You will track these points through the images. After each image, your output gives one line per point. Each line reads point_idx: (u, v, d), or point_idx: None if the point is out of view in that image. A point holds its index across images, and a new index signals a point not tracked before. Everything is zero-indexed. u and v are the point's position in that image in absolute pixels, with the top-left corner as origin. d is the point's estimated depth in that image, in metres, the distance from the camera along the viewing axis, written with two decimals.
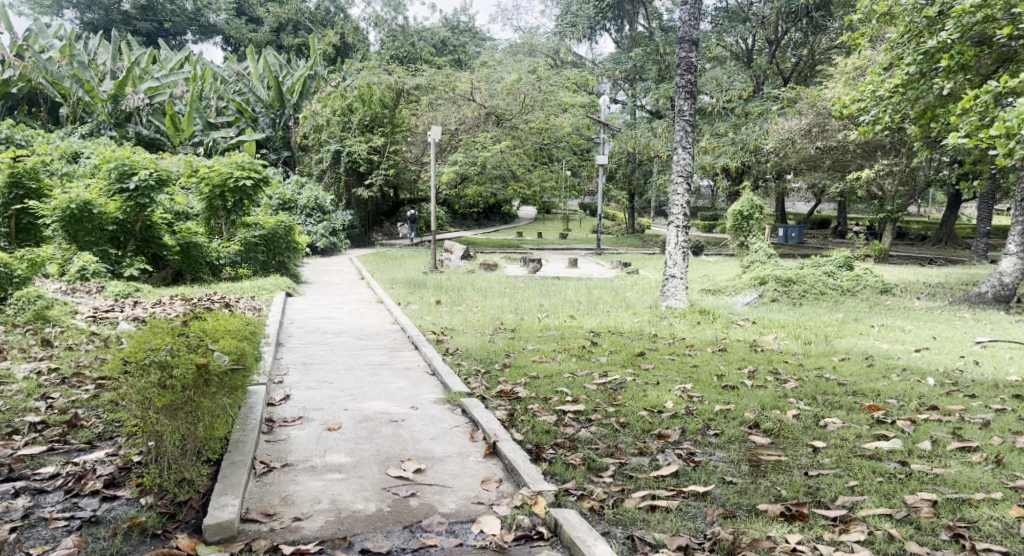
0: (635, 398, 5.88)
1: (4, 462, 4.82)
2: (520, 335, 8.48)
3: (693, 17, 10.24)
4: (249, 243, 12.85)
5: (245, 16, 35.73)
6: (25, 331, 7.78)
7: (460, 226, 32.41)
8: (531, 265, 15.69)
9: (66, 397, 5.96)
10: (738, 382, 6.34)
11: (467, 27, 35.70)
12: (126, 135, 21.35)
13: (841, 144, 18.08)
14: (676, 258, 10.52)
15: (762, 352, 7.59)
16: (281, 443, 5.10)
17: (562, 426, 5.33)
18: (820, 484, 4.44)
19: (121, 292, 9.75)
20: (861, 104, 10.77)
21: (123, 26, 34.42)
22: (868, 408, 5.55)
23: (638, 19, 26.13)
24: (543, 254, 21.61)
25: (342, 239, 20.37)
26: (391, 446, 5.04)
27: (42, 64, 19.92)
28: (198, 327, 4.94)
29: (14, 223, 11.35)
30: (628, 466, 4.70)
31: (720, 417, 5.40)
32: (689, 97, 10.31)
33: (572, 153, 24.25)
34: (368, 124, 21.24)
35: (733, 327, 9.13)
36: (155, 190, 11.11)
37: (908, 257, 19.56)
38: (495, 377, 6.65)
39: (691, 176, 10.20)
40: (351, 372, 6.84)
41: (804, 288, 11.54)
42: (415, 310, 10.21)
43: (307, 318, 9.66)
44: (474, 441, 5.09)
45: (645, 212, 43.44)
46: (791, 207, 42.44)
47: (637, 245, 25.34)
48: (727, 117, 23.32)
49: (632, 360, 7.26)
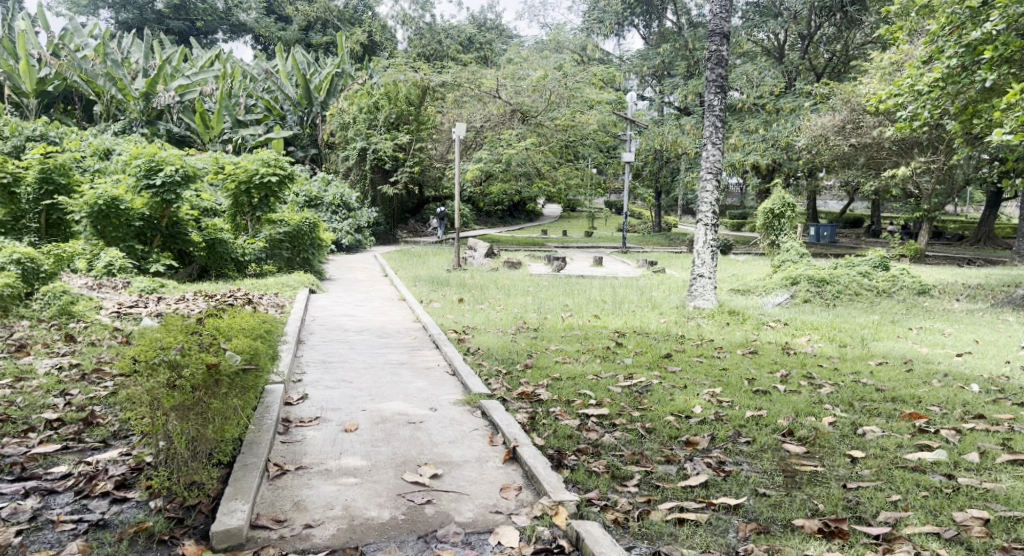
0: (661, 402, 5.66)
1: (17, 461, 4.74)
2: (543, 335, 8.29)
3: (724, 10, 9.96)
4: (274, 240, 12.76)
5: (275, 14, 35.90)
6: (50, 326, 7.74)
7: (485, 224, 32.29)
8: (556, 264, 15.49)
9: (85, 394, 5.86)
10: (770, 387, 6.09)
11: (494, 25, 35.51)
12: (157, 133, 21.47)
13: (876, 141, 17.63)
14: (705, 257, 10.25)
15: (795, 355, 7.33)
16: (297, 445, 4.96)
17: (585, 431, 5.13)
18: (859, 498, 4.20)
19: (146, 288, 9.71)
20: (898, 100, 10.43)
21: (157, 26, 34.73)
22: (909, 415, 5.28)
23: (667, 15, 25.77)
24: (569, 252, 21.38)
25: (368, 236, 20.28)
26: (407, 449, 4.89)
27: (76, 62, 20.09)
28: (212, 325, 4.81)
29: (44, 219, 11.40)
30: (654, 474, 4.48)
31: (751, 424, 5.16)
32: (719, 91, 10.04)
33: (598, 151, 23.98)
34: (394, 122, 21.29)
35: (765, 329, 8.85)
36: (181, 186, 11.08)
37: (946, 257, 19.03)
38: (516, 378, 6.46)
39: (720, 174, 9.92)
40: (370, 371, 6.69)
41: (838, 289, 11.21)
42: (437, 308, 10.05)
43: (329, 315, 9.54)
44: (493, 445, 4.91)
45: (672, 211, 43.01)
46: (822, 206, 41.71)
47: (664, 244, 24.94)
48: (757, 113, 22.90)
49: (658, 362, 7.04)
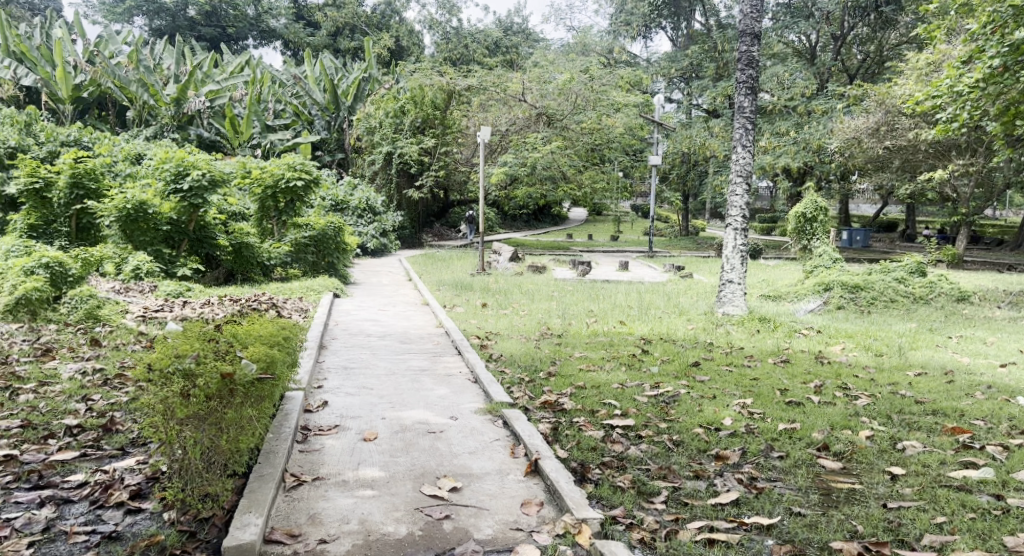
0: (689, 413, 5.48)
1: (35, 468, 4.68)
2: (567, 341, 8.14)
3: (755, 10, 9.74)
4: (299, 243, 12.69)
5: (304, 20, 36.16)
6: (76, 331, 7.73)
7: (511, 228, 32.20)
8: (582, 268, 15.33)
9: (106, 400, 5.81)
10: (804, 398, 5.87)
11: (521, 29, 35.28)
12: (188, 138, 21.65)
13: (913, 143, 17.22)
14: (734, 262, 10.01)
15: (829, 365, 7.10)
16: (315, 454, 4.86)
17: (610, 443, 4.96)
18: (901, 519, 3.99)
19: (173, 292, 9.70)
20: (936, 101, 10.15)
21: (189, 32, 35.12)
22: (951, 430, 5.05)
23: (695, 17, 25.50)
24: (594, 256, 21.13)
25: (393, 240, 20.24)
26: (427, 460, 4.76)
27: (111, 69, 20.32)
28: (230, 333, 4.73)
29: (74, 223, 11.50)
30: (682, 491, 4.30)
31: (784, 437, 4.96)
32: (750, 93, 9.82)
33: (625, 154, 23.74)
34: (420, 126, 21.16)
35: (797, 337, 8.61)
36: (208, 190, 11.06)
37: (984, 262, 18.55)
38: (540, 386, 6.31)
39: (750, 177, 9.69)
40: (391, 378, 6.58)
41: (873, 295, 10.93)
42: (461, 313, 9.93)
43: (352, 320, 9.46)
44: (515, 457, 4.77)
45: (700, 215, 42.57)
46: (855, 210, 40.95)
47: (692, 248, 24.65)
48: (788, 115, 22.55)
49: (686, 371, 6.84)
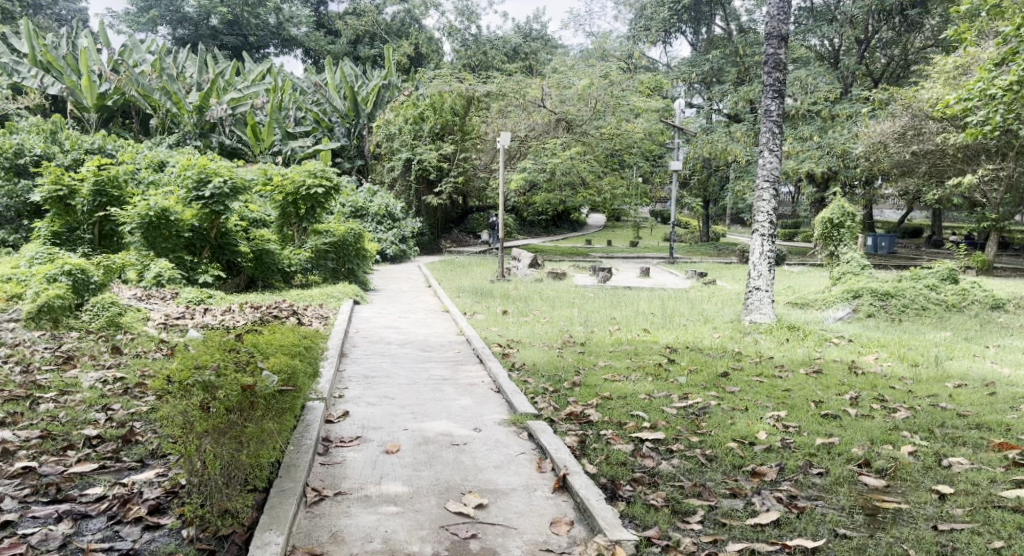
0: (722, 426, 5.30)
1: (53, 481, 4.59)
2: (591, 349, 7.98)
3: (782, 12, 9.55)
4: (320, 250, 12.60)
5: (325, 28, 36.39)
6: (98, 338, 7.68)
7: (529, 234, 32.08)
8: (602, 274, 15.15)
9: (127, 409, 5.74)
10: (840, 411, 5.68)
11: (540, 35, 35.05)
12: (210, 145, 21.72)
13: (940, 148, 16.90)
14: (761, 269, 9.81)
15: (863, 376, 6.88)
16: (336, 467, 4.74)
17: (640, 457, 4.79)
18: (955, 543, 3.81)
19: (194, 299, 9.64)
20: (968, 104, 9.89)
21: (212, 41, 35.44)
22: (998, 446, 4.85)
23: (716, 21, 25.26)
24: (614, 262, 20.92)
25: (412, 246, 20.15)
26: (451, 474, 4.62)
27: (135, 77, 20.42)
28: (250, 342, 4.62)
29: (97, 230, 11.52)
30: (719, 509, 4.14)
31: (823, 452, 4.77)
32: (776, 97, 9.64)
33: (645, 160, 23.51)
34: (439, 133, 21.08)
35: (828, 346, 8.39)
36: (229, 197, 11.02)
37: (1016, 269, 18.16)
38: (565, 397, 6.15)
39: (777, 182, 9.49)
40: (413, 388, 6.44)
41: (904, 303, 10.67)
42: (481, 321, 9.80)
43: (372, 327, 9.35)
44: (542, 472, 4.62)
45: (720, 220, 42.16)
46: (878, 216, 40.36)
47: (712, 254, 24.40)
48: (812, 120, 22.25)
49: (715, 382, 6.64)
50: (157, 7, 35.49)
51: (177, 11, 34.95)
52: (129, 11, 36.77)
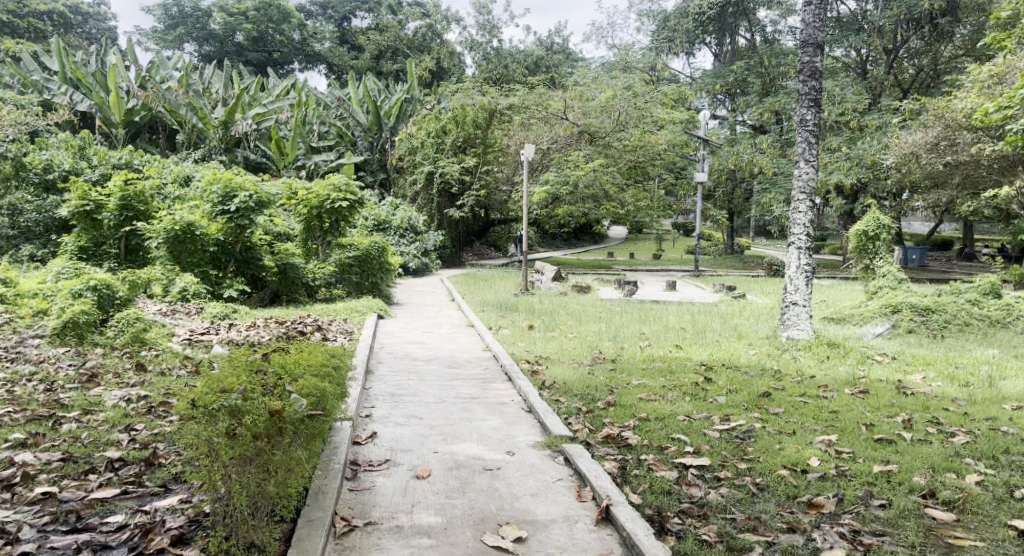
0: (770, 451, 5.11)
1: (73, 507, 4.44)
2: (623, 367, 7.71)
3: (818, 18, 9.30)
4: (344, 263, 12.41)
5: (348, 44, 36.61)
6: (123, 355, 7.57)
7: (550, 247, 31.82)
8: (627, 288, 14.84)
9: (150, 429, 5.58)
10: (894, 435, 5.47)
11: (563, 48, 34.79)
12: (235, 160, 21.80)
13: (974, 158, 16.41)
14: (798, 283, 9.49)
15: (913, 397, 6.57)
16: (365, 494, 4.55)
17: (686, 485, 4.63)
18: None
19: (219, 314, 9.53)
20: (1008, 112, 9.54)
21: (236, 57, 35.84)
22: None
23: (741, 33, 25.04)
24: (639, 275, 20.61)
25: (435, 260, 19.95)
26: (486, 503, 4.44)
27: (161, 93, 20.61)
28: (278, 361, 4.43)
29: (123, 244, 11.46)
30: (778, 547, 4.03)
31: (882, 482, 4.65)
32: (813, 106, 9.35)
33: (668, 171, 23.22)
34: (461, 146, 20.85)
35: (870, 364, 8.08)
36: (255, 211, 10.89)
37: None
38: (600, 418, 5.89)
39: (815, 194, 9.19)
40: (442, 408, 6.21)
41: (945, 318, 10.30)
42: (507, 336, 9.55)
43: (397, 343, 9.15)
44: (582, 501, 4.46)
45: (744, 232, 41.60)
46: (907, 229, 39.58)
47: (738, 267, 23.97)
48: (840, 131, 21.85)
49: (757, 403, 6.36)
50: (183, 25, 35.91)
51: (204, 28, 35.55)
52: (156, 28, 37.15)
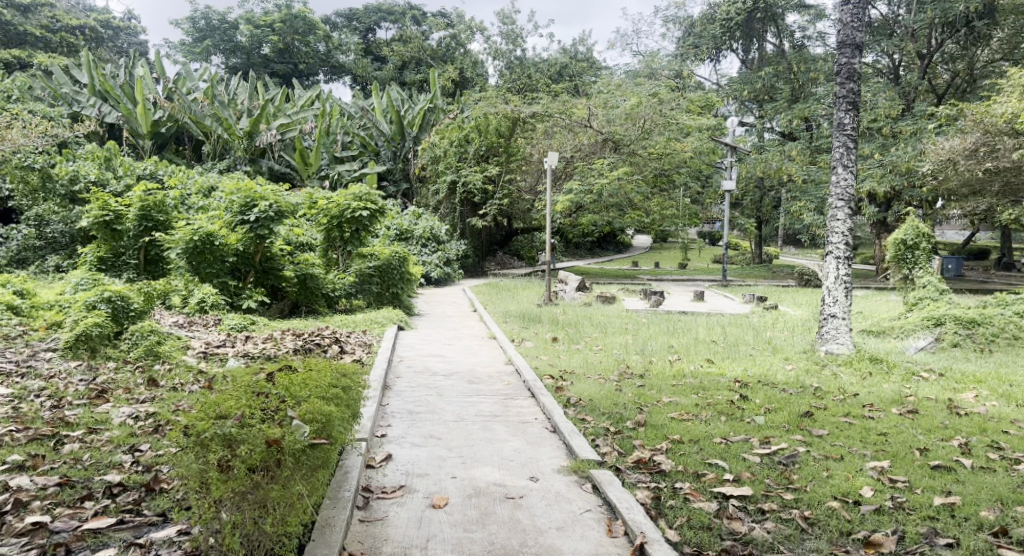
0: (817, 479, 4.71)
1: (64, 540, 4.18)
2: (651, 383, 7.27)
3: (857, 18, 8.84)
4: (364, 273, 12.06)
5: (372, 55, 36.52)
6: (136, 369, 7.29)
7: (575, 257, 31.35)
8: (654, 298, 14.37)
9: (155, 450, 5.26)
10: (952, 461, 5.02)
11: (587, 57, 34.38)
12: (259, 170, 21.68)
13: (1016, 164, 15.80)
14: (837, 295, 9.00)
15: (968, 418, 6.08)
16: (377, 526, 4.20)
17: (727, 519, 4.30)
18: None
19: (236, 326, 9.27)
20: None
21: (263, 69, 35.95)
22: None
23: (768, 38, 24.52)
24: (665, 286, 20.10)
25: (457, 269, 19.61)
26: (507, 538, 4.10)
27: (187, 104, 20.55)
28: (283, 382, 4.12)
29: (143, 255, 11.25)
30: None
31: (945, 518, 4.30)
32: (851, 109, 8.88)
33: (695, 179, 22.71)
34: (484, 154, 20.54)
35: (917, 381, 7.56)
36: (274, 221, 10.60)
37: None
38: (630, 439, 5.48)
39: (853, 201, 8.71)
40: (461, 427, 5.83)
41: (993, 331, 9.75)
42: (530, 349, 9.13)
43: (416, 356, 8.81)
44: (613, 536, 4.13)
45: (772, 241, 40.82)
46: (941, 237, 38.61)
47: (766, 277, 23.34)
48: (872, 137, 21.21)
49: (799, 424, 5.91)
50: (210, 37, 36.12)
51: (231, 40, 35.73)
52: (184, 41, 37.37)
